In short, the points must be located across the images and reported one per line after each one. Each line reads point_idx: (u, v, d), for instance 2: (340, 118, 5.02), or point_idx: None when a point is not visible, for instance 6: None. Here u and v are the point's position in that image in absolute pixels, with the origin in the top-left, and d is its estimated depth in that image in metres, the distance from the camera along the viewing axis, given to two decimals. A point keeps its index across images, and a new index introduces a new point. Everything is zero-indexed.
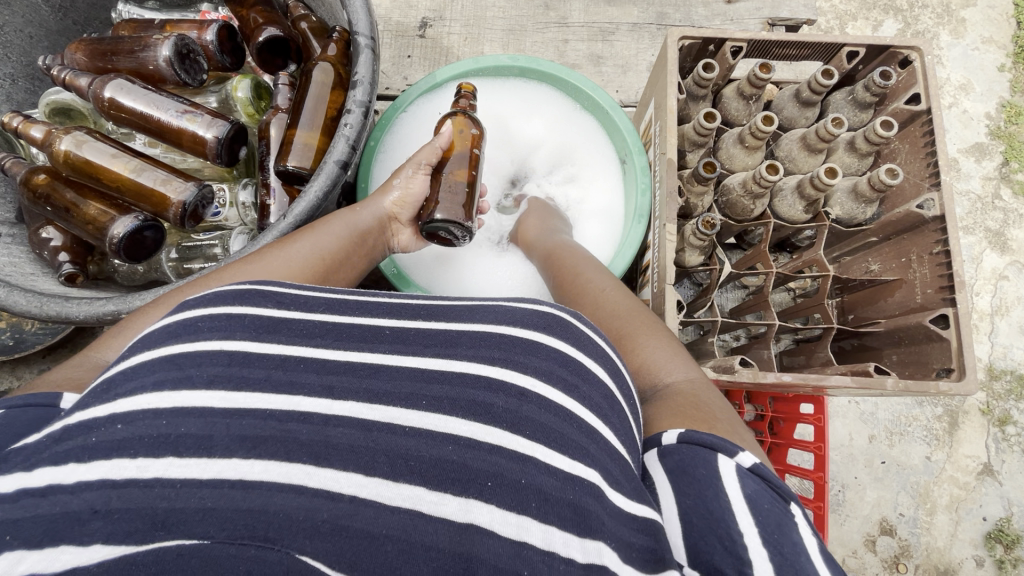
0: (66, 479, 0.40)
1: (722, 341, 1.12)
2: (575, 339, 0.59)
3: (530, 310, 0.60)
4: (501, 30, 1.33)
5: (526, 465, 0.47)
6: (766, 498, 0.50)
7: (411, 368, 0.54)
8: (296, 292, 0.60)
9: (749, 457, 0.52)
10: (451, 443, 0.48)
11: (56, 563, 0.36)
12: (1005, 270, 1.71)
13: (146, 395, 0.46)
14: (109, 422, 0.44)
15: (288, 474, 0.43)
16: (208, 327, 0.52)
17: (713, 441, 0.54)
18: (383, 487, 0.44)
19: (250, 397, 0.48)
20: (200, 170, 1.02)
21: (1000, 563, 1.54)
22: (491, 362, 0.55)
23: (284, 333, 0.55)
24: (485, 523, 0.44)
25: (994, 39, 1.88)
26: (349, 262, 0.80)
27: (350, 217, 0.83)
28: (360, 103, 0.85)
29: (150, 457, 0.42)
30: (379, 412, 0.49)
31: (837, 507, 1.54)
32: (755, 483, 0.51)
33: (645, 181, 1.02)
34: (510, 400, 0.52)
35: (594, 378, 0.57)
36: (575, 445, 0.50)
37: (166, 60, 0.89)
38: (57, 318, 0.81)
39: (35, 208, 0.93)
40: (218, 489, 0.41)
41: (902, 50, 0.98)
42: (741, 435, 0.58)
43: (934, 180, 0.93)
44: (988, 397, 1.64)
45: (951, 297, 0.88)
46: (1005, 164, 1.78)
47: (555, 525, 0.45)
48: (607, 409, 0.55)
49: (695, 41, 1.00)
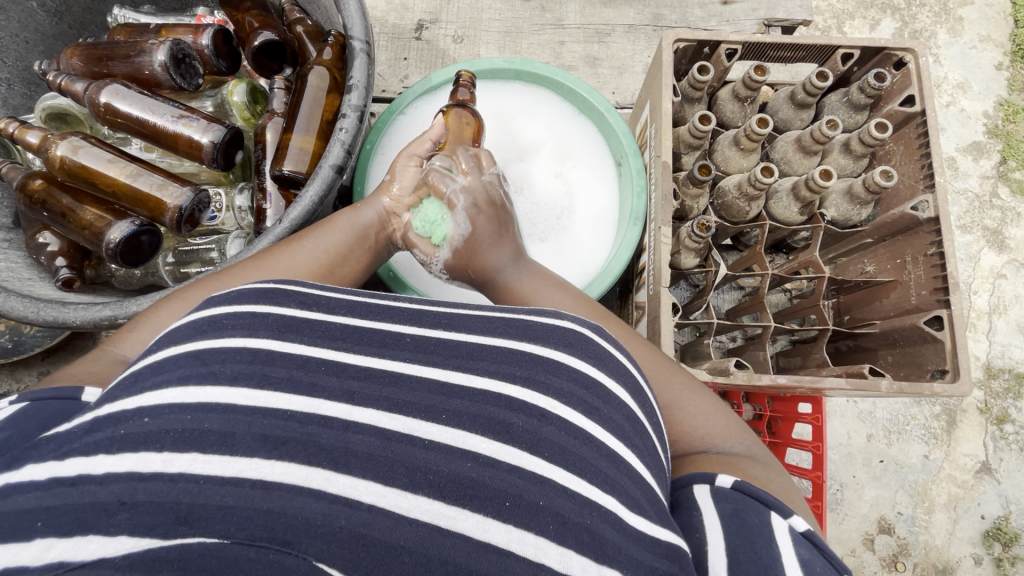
0: (96, 469, 0.40)
1: (719, 342, 1.13)
2: (596, 358, 0.59)
3: (554, 327, 0.60)
4: (497, 32, 1.33)
5: (545, 487, 0.47)
6: (819, 563, 0.51)
7: (432, 381, 0.54)
8: (320, 293, 0.60)
9: (802, 521, 0.53)
10: (470, 460, 0.48)
11: (84, 553, 0.36)
12: (1003, 268, 1.71)
13: (172, 389, 0.47)
14: (138, 414, 0.45)
15: (309, 478, 0.44)
16: (232, 324, 0.53)
17: (770, 499, 0.55)
18: (401, 498, 0.45)
19: (274, 397, 0.48)
20: (196, 174, 1.02)
21: (998, 561, 1.54)
22: (513, 380, 0.55)
23: (306, 335, 0.55)
24: (503, 543, 0.44)
25: (991, 37, 1.88)
26: (355, 261, 0.79)
27: (355, 218, 0.80)
28: (355, 108, 0.85)
29: (176, 451, 0.43)
30: (398, 422, 0.50)
31: (835, 506, 1.54)
32: (810, 549, 0.52)
33: (641, 184, 1.03)
34: (530, 420, 0.52)
35: (616, 399, 0.57)
36: (595, 469, 0.50)
37: (163, 65, 0.89)
38: (53, 323, 0.81)
39: (31, 214, 0.93)
40: (240, 487, 0.41)
41: (896, 52, 0.98)
42: (788, 495, 0.59)
43: (929, 182, 0.93)
44: (985, 395, 1.64)
45: (946, 299, 0.88)
46: (1002, 163, 1.78)
47: (573, 548, 0.45)
48: (628, 431, 0.55)
49: (690, 44, 1.00)
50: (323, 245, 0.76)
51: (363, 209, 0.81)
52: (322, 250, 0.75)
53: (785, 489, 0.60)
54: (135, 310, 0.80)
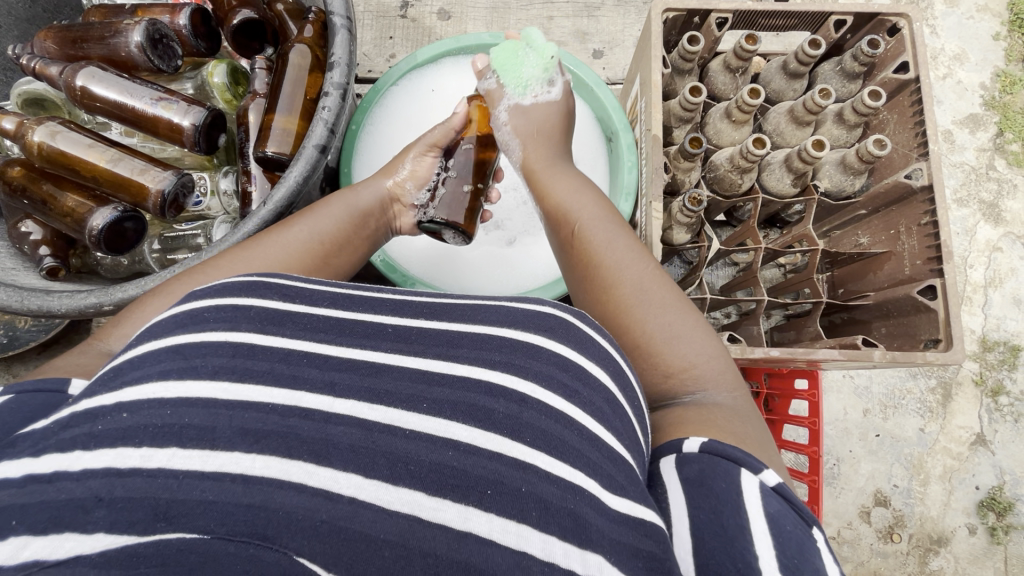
0: (74, 465, 0.40)
1: (713, 318, 1.13)
2: (578, 343, 0.58)
3: (533, 313, 0.60)
4: (484, 8, 1.30)
5: (526, 473, 0.47)
6: (789, 518, 0.50)
7: (415, 370, 0.53)
8: (304, 285, 0.60)
9: (773, 475, 0.52)
10: (451, 449, 0.47)
11: (60, 551, 0.35)
12: (999, 241, 1.70)
13: (152, 384, 0.46)
14: (116, 410, 0.44)
15: (288, 471, 0.43)
16: (214, 317, 0.53)
17: (739, 456, 0.53)
18: (381, 491, 0.44)
19: (253, 389, 0.48)
20: (180, 159, 1.00)
21: (992, 530, 1.56)
22: (493, 366, 0.54)
23: (290, 327, 0.55)
24: (485, 532, 0.43)
25: (989, 7, 1.85)
26: (354, 245, 0.77)
27: (351, 200, 0.79)
28: (337, 85, 0.83)
29: (155, 447, 0.42)
30: (380, 412, 0.49)
31: (831, 480, 1.55)
32: (781, 502, 0.51)
33: (632, 159, 1.01)
34: (511, 405, 0.51)
35: (596, 381, 0.56)
36: (577, 453, 0.50)
37: (139, 46, 0.87)
38: (39, 312, 0.80)
39: (12, 202, 0.91)
40: (220, 482, 0.41)
41: (890, 18, 0.96)
42: (767, 451, 0.58)
43: (922, 150, 0.92)
44: (981, 367, 1.64)
45: (939, 268, 0.88)
46: (999, 135, 1.76)
47: (556, 535, 0.44)
48: (609, 414, 0.54)
49: (680, 13, 0.98)
50: (316, 234, 0.73)
51: (360, 190, 0.81)
52: (315, 238, 0.72)
53: (767, 443, 0.59)
54: (121, 297, 0.79)
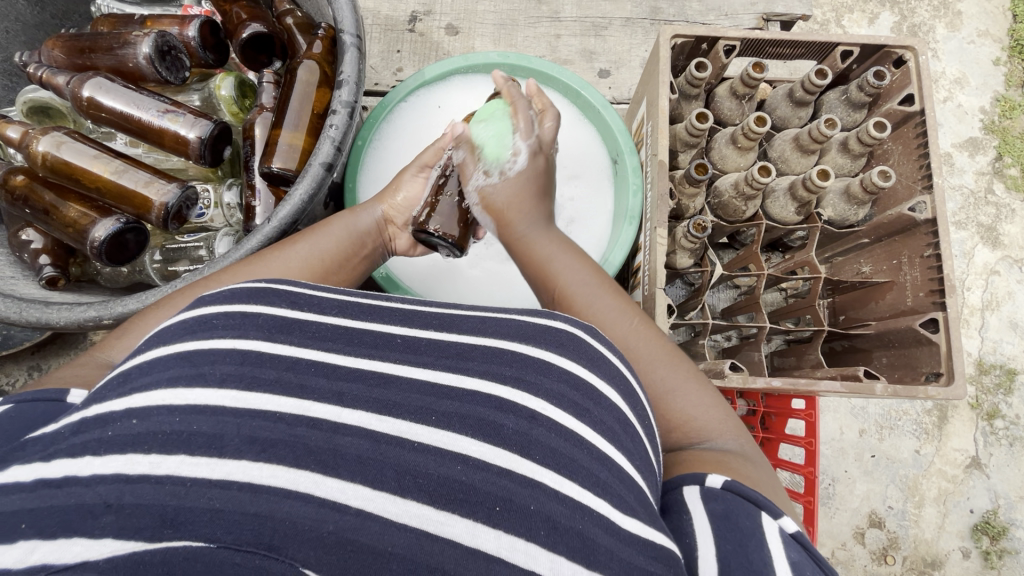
0: (83, 471, 0.39)
1: (714, 341, 1.12)
2: (589, 360, 0.58)
3: (544, 328, 0.59)
4: (492, 24, 1.31)
5: (536, 490, 0.46)
6: (811, 567, 0.50)
7: (424, 382, 0.53)
8: (311, 293, 0.59)
9: (792, 522, 0.52)
10: (460, 463, 0.47)
11: (67, 556, 0.35)
12: (997, 265, 1.71)
13: (161, 391, 0.46)
14: (126, 415, 0.44)
15: (296, 481, 0.43)
16: (223, 324, 0.52)
17: (761, 500, 0.54)
18: (390, 503, 0.44)
19: (261, 397, 0.47)
20: (184, 170, 1.00)
21: (986, 554, 1.56)
22: (504, 381, 0.54)
23: (297, 335, 0.54)
24: (493, 549, 0.43)
25: (990, 32, 1.87)
26: (353, 264, 0.77)
27: (351, 222, 0.77)
28: (346, 103, 0.83)
29: (163, 453, 0.42)
30: (388, 424, 0.49)
31: (827, 501, 1.55)
32: (801, 550, 0.51)
33: (637, 182, 1.02)
34: (520, 421, 0.51)
35: (607, 401, 0.55)
36: (586, 472, 0.49)
37: (147, 58, 0.87)
38: (37, 323, 0.79)
39: (13, 210, 0.91)
40: (227, 490, 0.40)
41: (896, 50, 0.97)
42: (780, 499, 0.59)
43: (926, 182, 0.93)
44: (977, 391, 1.65)
45: (941, 301, 0.88)
46: (998, 159, 1.78)
47: (564, 555, 0.44)
48: (620, 433, 0.54)
49: (689, 40, 0.98)
50: (316, 252, 0.72)
51: (359, 213, 0.79)
52: (314, 257, 0.72)
53: (775, 488, 0.60)
54: (121, 311, 0.78)
